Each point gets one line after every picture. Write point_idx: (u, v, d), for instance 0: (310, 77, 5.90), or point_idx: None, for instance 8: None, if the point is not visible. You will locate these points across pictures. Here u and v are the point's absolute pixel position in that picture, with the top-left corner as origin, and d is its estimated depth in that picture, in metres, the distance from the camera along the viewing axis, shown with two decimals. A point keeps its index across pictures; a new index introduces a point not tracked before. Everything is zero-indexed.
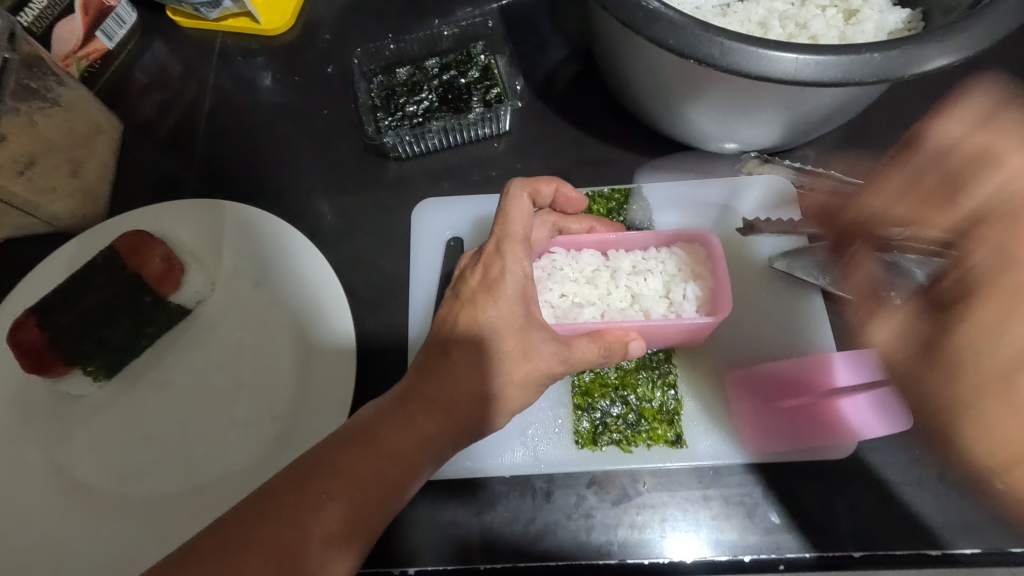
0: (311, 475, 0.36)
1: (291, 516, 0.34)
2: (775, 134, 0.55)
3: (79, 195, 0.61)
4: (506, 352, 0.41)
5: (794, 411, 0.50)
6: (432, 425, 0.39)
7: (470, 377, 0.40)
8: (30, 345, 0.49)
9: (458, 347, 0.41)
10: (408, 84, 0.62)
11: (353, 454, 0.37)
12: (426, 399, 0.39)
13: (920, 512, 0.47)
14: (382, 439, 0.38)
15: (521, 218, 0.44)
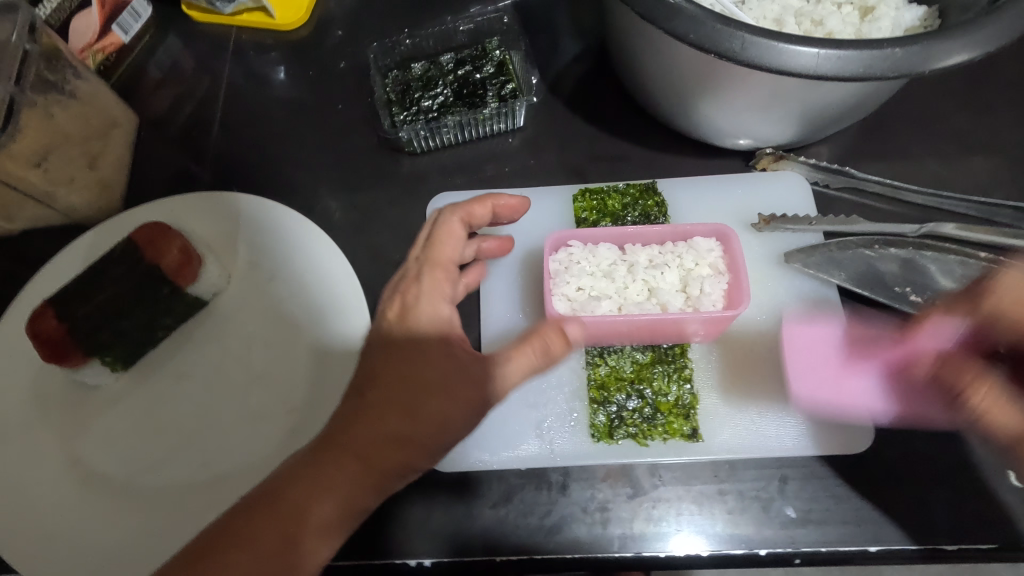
0: (216, 545, 0.37)
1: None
2: (789, 131, 0.55)
3: (96, 187, 0.61)
4: (422, 386, 0.40)
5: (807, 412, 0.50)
6: (347, 476, 0.38)
7: (389, 420, 0.39)
8: (49, 335, 0.50)
9: (377, 387, 0.40)
10: (423, 78, 0.62)
11: (264, 515, 0.37)
12: (343, 448, 0.39)
13: (936, 508, 0.46)
14: (295, 496, 0.38)
15: (449, 243, 0.46)
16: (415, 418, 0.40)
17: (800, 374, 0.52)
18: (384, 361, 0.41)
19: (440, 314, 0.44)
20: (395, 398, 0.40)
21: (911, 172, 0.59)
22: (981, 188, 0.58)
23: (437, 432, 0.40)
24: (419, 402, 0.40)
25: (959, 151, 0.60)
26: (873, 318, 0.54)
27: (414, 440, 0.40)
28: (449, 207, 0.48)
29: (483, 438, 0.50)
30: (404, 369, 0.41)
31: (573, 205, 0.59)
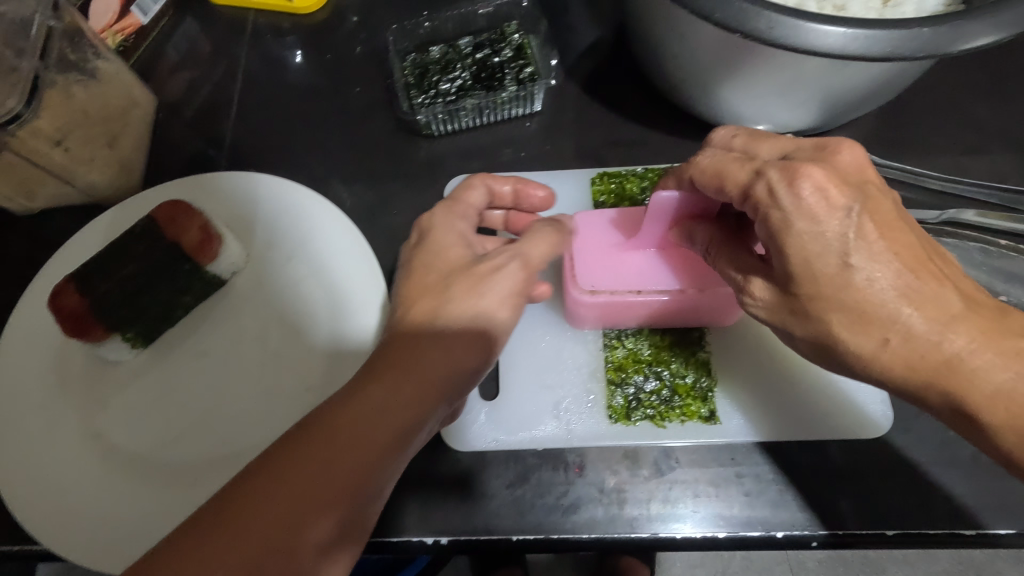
0: (257, 475, 0.34)
1: (241, 521, 0.33)
2: (810, 116, 0.55)
3: (116, 166, 0.62)
4: (457, 291, 0.42)
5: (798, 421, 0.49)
6: (398, 395, 0.38)
7: (433, 348, 0.40)
8: (70, 310, 0.50)
9: (416, 318, 0.41)
10: (442, 62, 0.62)
11: (311, 444, 0.35)
12: (389, 379, 0.39)
13: (952, 493, 0.46)
14: (344, 426, 0.36)
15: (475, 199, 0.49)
16: (459, 346, 0.41)
17: (797, 378, 0.51)
18: (425, 297, 0.42)
19: (449, 247, 0.45)
20: (437, 328, 0.41)
21: (932, 160, 0.59)
22: (1001, 177, 0.58)
23: (478, 360, 0.41)
24: (463, 330, 0.41)
25: (979, 140, 0.59)
26: None
27: (459, 370, 0.40)
28: (478, 176, 0.50)
29: (500, 418, 0.51)
30: (446, 302, 0.41)
31: (590, 189, 0.59)
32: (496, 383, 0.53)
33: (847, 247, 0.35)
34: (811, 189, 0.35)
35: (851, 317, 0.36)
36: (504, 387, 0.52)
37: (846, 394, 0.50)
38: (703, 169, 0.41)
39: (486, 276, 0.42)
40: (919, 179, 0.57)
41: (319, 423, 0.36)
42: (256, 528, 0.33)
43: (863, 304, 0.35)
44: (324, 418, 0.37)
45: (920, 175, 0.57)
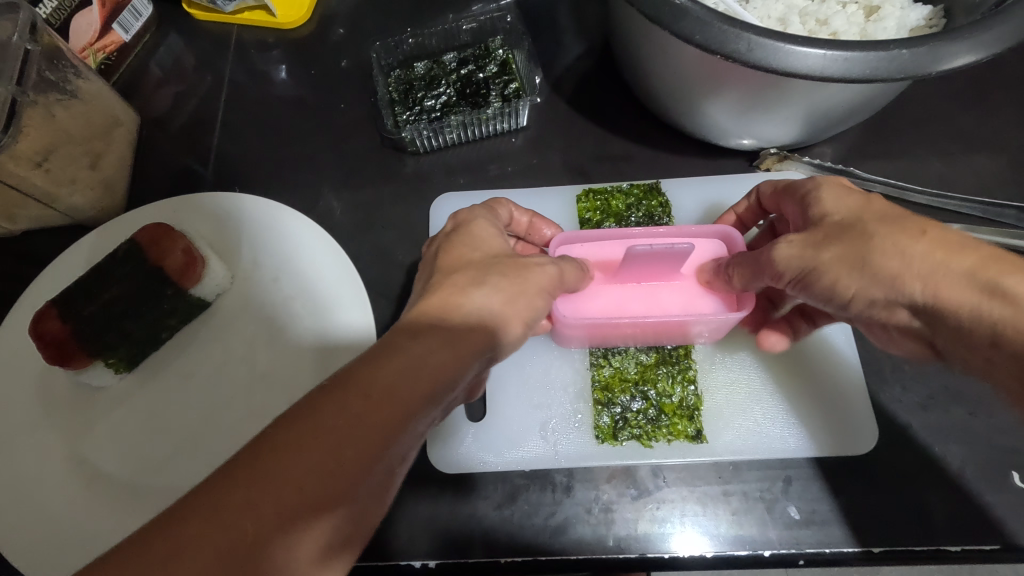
0: (284, 428, 0.30)
1: (262, 483, 0.29)
2: (794, 131, 0.55)
3: (98, 187, 0.61)
4: (500, 274, 0.39)
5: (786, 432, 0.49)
6: (437, 356, 0.34)
7: (474, 311, 0.37)
8: (52, 336, 0.49)
9: (458, 288, 0.38)
10: (426, 78, 0.62)
11: (338, 401, 0.31)
12: (424, 339, 0.35)
13: (937, 510, 0.47)
14: (379, 383, 0.32)
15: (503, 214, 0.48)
16: (498, 314, 0.38)
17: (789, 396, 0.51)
18: (460, 272, 0.39)
19: (486, 237, 0.43)
20: (478, 300, 0.38)
21: (915, 172, 0.59)
22: (983, 188, 0.58)
23: (509, 338, 0.39)
24: (506, 305, 0.39)
25: (963, 152, 0.60)
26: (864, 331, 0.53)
27: (496, 333, 0.38)
28: (497, 198, 0.49)
29: (487, 439, 0.50)
30: (488, 278, 0.39)
31: (576, 206, 0.59)
32: (481, 406, 0.53)
33: (857, 211, 0.40)
34: (818, 179, 0.43)
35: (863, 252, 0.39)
36: (491, 406, 0.52)
37: (838, 410, 0.50)
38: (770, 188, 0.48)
39: (527, 262, 0.41)
40: (902, 193, 0.57)
41: (346, 381, 0.32)
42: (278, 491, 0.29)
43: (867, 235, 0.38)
44: (353, 374, 0.33)
45: (901, 188, 0.57)
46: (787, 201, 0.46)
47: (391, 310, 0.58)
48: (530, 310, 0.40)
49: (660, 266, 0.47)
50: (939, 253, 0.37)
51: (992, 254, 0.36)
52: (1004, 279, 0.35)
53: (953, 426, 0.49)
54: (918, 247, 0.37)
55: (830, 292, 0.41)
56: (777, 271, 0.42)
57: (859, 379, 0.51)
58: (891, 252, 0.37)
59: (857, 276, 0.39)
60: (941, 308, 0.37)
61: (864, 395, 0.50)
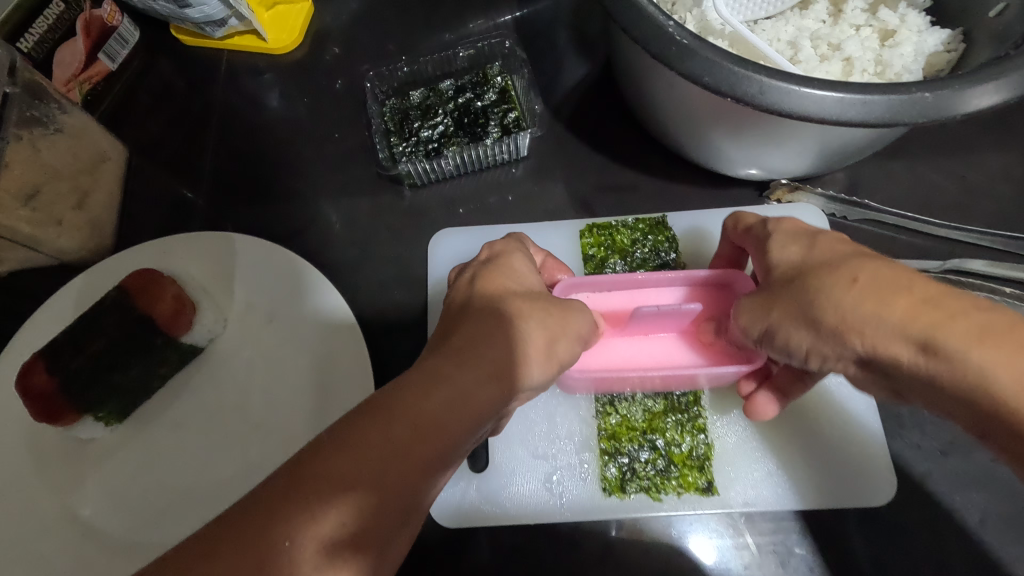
0: (327, 451, 0.29)
1: (300, 505, 0.27)
2: (807, 163, 0.53)
3: (86, 227, 0.59)
4: (546, 311, 0.38)
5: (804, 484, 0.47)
6: (480, 387, 0.33)
7: (523, 342, 0.35)
8: (38, 390, 0.48)
9: (502, 317, 0.36)
10: (422, 107, 0.60)
11: (379, 423, 0.30)
12: (468, 363, 0.33)
13: (959, 565, 0.45)
14: (422, 411, 0.31)
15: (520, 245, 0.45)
16: (542, 349, 0.36)
17: (804, 445, 0.49)
18: (509, 299, 0.37)
19: (526, 273, 0.41)
20: (525, 331, 0.36)
21: (933, 202, 0.57)
22: (1003, 219, 0.56)
23: (547, 375, 0.37)
24: (548, 344, 0.37)
25: (983, 179, 0.57)
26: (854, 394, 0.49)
27: (538, 362, 0.36)
28: (521, 235, 0.48)
29: (490, 491, 0.49)
30: (533, 313, 0.37)
31: (580, 241, 0.57)
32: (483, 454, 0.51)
33: (799, 261, 0.39)
34: (773, 226, 0.42)
35: (794, 309, 0.37)
36: (492, 456, 0.50)
37: (858, 458, 0.48)
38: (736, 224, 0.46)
39: (567, 303, 0.40)
40: (920, 226, 0.55)
41: (388, 402, 0.31)
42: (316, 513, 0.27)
43: (804, 290, 0.36)
44: (395, 396, 0.31)
45: (920, 221, 0.55)
46: (750, 246, 0.44)
47: (389, 353, 0.56)
48: (568, 352, 0.39)
49: (669, 318, 0.45)
50: (869, 302, 0.33)
51: (928, 299, 0.32)
52: (939, 331, 0.31)
53: (974, 474, 0.47)
54: (849, 297, 0.34)
55: (787, 349, 0.39)
56: (741, 329, 0.41)
57: (877, 425, 0.49)
58: (826, 305, 0.35)
59: (804, 333, 0.37)
60: (883, 360, 0.34)
61: (882, 445, 0.48)
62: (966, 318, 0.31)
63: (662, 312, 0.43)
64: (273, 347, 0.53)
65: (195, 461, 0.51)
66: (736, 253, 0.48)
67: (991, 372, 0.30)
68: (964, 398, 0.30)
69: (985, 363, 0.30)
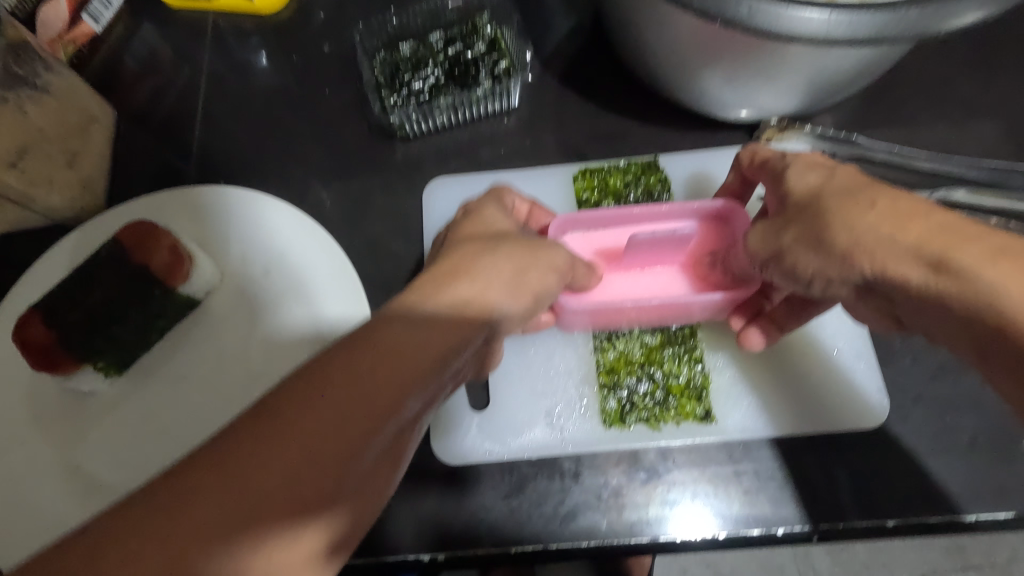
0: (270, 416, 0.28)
1: (251, 467, 0.26)
2: (795, 99, 0.53)
3: (77, 186, 0.59)
4: (513, 248, 0.39)
5: (798, 414, 0.49)
6: (431, 334, 0.32)
7: (466, 292, 0.35)
8: (37, 343, 0.47)
9: (464, 266, 0.37)
10: (413, 59, 0.59)
11: (278, 425, 0.27)
12: (377, 344, 0.31)
13: (952, 479, 0.46)
14: (368, 361, 0.30)
15: (491, 201, 0.45)
16: (486, 308, 0.36)
17: (798, 374, 0.50)
18: (472, 243, 0.39)
19: (497, 218, 0.43)
20: (488, 269, 0.37)
21: (918, 139, 0.58)
22: (988, 153, 0.57)
23: (521, 310, 0.38)
24: (516, 274, 0.38)
25: (967, 115, 0.58)
26: (842, 326, 0.52)
27: (480, 329, 0.35)
28: (502, 188, 0.47)
29: (491, 427, 0.49)
30: (499, 249, 0.38)
31: (573, 185, 0.58)
32: (484, 392, 0.52)
33: (818, 186, 0.38)
34: (790, 158, 0.42)
35: (804, 232, 0.37)
36: (494, 395, 0.51)
37: (849, 384, 0.50)
38: (749, 155, 0.45)
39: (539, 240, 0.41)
40: (907, 161, 0.56)
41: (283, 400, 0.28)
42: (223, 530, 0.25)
43: (819, 213, 0.36)
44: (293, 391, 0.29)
45: (905, 156, 0.56)
46: (763, 179, 0.44)
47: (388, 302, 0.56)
48: (542, 285, 0.39)
49: (662, 248, 0.46)
50: (887, 224, 0.33)
51: (944, 224, 0.32)
52: (953, 251, 0.31)
53: (963, 396, 0.49)
54: (867, 220, 0.34)
55: (795, 273, 0.39)
56: (751, 253, 0.42)
57: (870, 349, 0.51)
58: (840, 226, 0.35)
59: (813, 256, 0.37)
60: (891, 282, 0.33)
61: (875, 371, 0.50)
62: (981, 241, 0.31)
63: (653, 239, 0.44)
64: (249, 326, 0.53)
65: (197, 413, 0.51)
66: (743, 186, 0.49)
67: (1004, 288, 0.29)
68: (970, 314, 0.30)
69: (997, 282, 0.29)
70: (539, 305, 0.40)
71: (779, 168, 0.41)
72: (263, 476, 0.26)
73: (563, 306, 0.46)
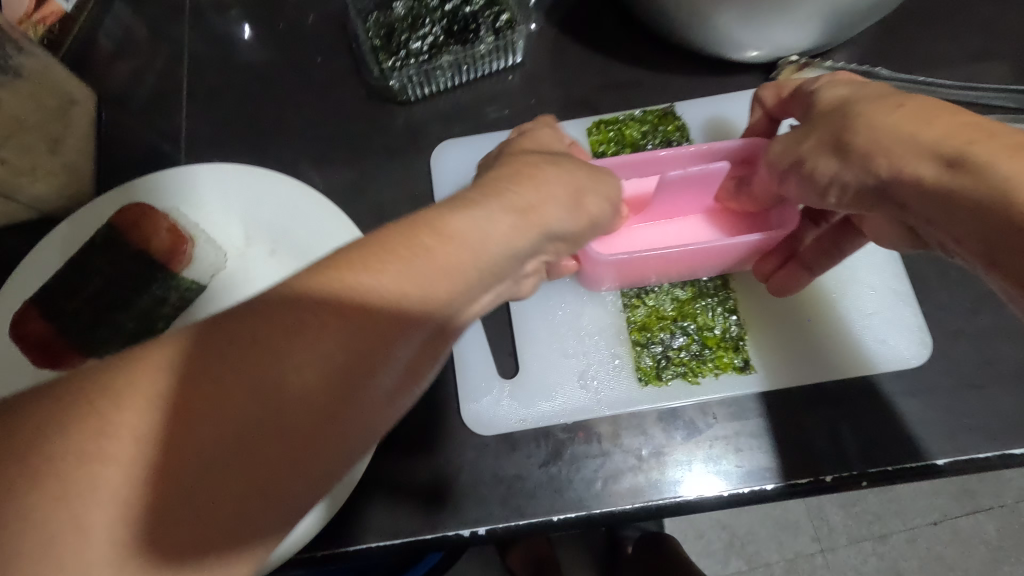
0: (264, 339, 0.24)
1: (235, 400, 0.23)
2: (815, 33, 0.51)
3: (63, 173, 0.55)
4: (576, 165, 0.37)
5: (833, 360, 0.47)
6: (453, 264, 0.28)
7: (527, 198, 0.33)
8: (36, 337, 0.45)
9: (515, 186, 0.33)
10: (409, 18, 0.55)
11: (271, 352, 0.24)
12: (366, 273, 0.26)
13: (998, 412, 0.45)
14: (380, 291, 0.25)
15: (546, 130, 0.43)
16: (510, 235, 0.31)
17: (832, 319, 0.49)
18: (530, 156, 0.37)
19: (552, 141, 0.42)
20: (553, 184, 0.34)
21: (937, 70, 0.56)
22: (1008, 80, 0.55)
23: (578, 229, 0.36)
24: (577, 192, 0.35)
25: (985, 44, 0.57)
26: (873, 268, 0.50)
27: (500, 258, 0.31)
28: (550, 118, 0.46)
29: (523, 397, 0.47)
30: (561, 164, 0.36)
31: (587, 139, 0.55)
32: (511, 359, 0.50)
33: (849, 97, 0.37)
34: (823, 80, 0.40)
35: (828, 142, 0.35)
36: (522, 361, 0.49)
37: (882, 327, 0.48)
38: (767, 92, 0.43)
39: (597, 166, 0.39)
40: (930, 90, 0.54)
41: (242, 345, 0.24)
42: (169, 506, 0.22)
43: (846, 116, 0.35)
44: (257, 330, 0.24)
45: (927, 85, 0.54)
46: (796, 111, 0.41)
47: None
48: (598, 208, 0.37)
49: (693, 192, 0.44)
50: (906, 123, 0.32)
51: (970, 123, 0.30)
52: (972, 147, 0.29)
53: (1004, 328, 0.47)
54: (889, 119, 0.32)
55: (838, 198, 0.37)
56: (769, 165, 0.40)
57: (905, 288, 0.49)
58: (860, 126, 0.34)
59: (832, 162, 0.35)
60: (904, 183, 0.32)
61: (912, 310, 0.48)
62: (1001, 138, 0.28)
63: (679, 179, 0.42)
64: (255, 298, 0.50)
65: None
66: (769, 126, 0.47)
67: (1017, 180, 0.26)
68: (977, 211, 0.28)
69: (1012, 174, 0.27)
70: (592, 228, 0.38)
71: (806, 90, 0.40)
72: (232, 424, 0.23)
73: (590, 261, 0.44)
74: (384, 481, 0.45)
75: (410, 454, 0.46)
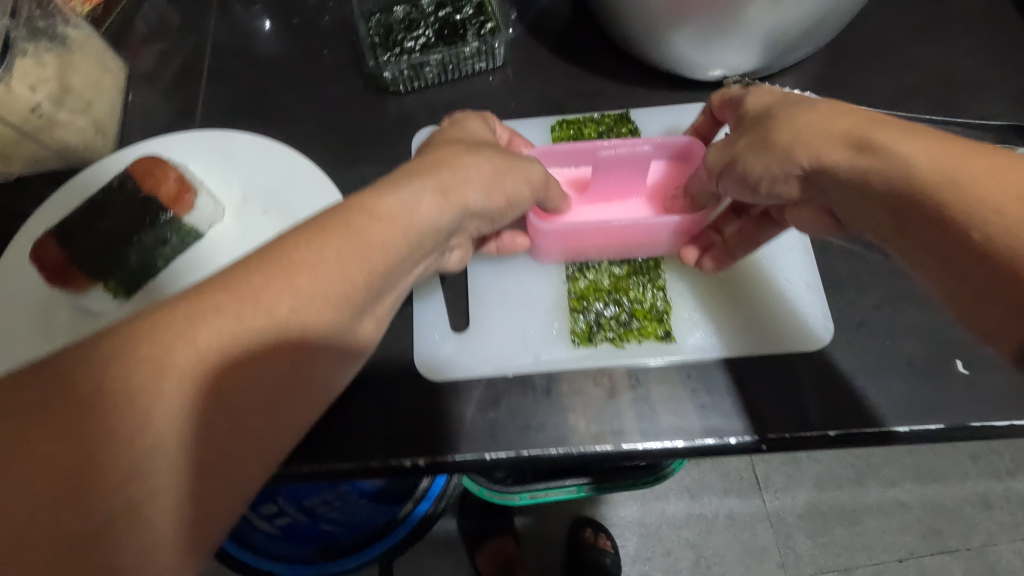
0: (222, 306, 0.29)
1: (206, 359, 0.28)
2: (755, 56, 0.58)
3: (90, 129, 0.63)
4: (493, 154, 0.43)
5: (753, 334, 0.53)
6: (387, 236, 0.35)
7: (449, 182, 0.39)
8: (53, 262, 0.52)
9: (441, 175, 0.39)
10: (406, 20, 0.63)
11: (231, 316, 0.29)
12: (309, 250, 0.32)
13: (891, 395, 0.50)
14: (324, 257, 0.32)
15: (473, 121, 0.49)
16: (436, 212, 0.38)
17: (755, 300, 0.55)
18: (452, 147, 0.43)
19: (478, 131, 0.48)
20: (469, 168, 0.41)
21: (868, 99, 0.63)
22: (931, 111, 0.62)
23: (496, 208, 0.43)
24: (495, 176, 0.42)
25: (915, 79, 0.64)
26: (793, 257, 0.56)
27: (428, 232, 0.38)
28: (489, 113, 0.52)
29: (473, 351, 0.54)
30: (479, 152, 0.43)
31: (551, 135, 0.63)
32: (465, 317, 0.56)
33: (764, 105, 0.43)
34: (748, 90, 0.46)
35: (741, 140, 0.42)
36: (473, 320, 0.55)
37: (798, 310, 0.54)
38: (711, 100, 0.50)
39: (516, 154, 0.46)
40: None
41: (203, 318, 0.29)
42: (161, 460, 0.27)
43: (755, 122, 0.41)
44: (214, 302, 0.29)
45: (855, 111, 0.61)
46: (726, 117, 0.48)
47: None
48: (515, 190, 0.44)
49: (630, 176, 0.51)
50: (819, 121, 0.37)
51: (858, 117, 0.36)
52: (876, 133, 0.34)
53: (904, 324, 0.53)
54: (786, 120, 0.39)
55: (742, 184, 0.43)
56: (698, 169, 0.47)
57: (817, 276, 0.56)
58: (784, 126, 0.39)
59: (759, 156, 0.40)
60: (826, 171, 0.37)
61: (823, 297, 0.55)
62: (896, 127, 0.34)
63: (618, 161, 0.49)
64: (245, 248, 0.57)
65: None
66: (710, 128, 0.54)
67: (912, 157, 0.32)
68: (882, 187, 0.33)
69: (910, 152, 0.32)
70: (510, 208, 0.45)
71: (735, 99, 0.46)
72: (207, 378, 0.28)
73: (540, 229, 0.50)
74: (339, 413, 0.51)
75: (365, 391, 0.52)
